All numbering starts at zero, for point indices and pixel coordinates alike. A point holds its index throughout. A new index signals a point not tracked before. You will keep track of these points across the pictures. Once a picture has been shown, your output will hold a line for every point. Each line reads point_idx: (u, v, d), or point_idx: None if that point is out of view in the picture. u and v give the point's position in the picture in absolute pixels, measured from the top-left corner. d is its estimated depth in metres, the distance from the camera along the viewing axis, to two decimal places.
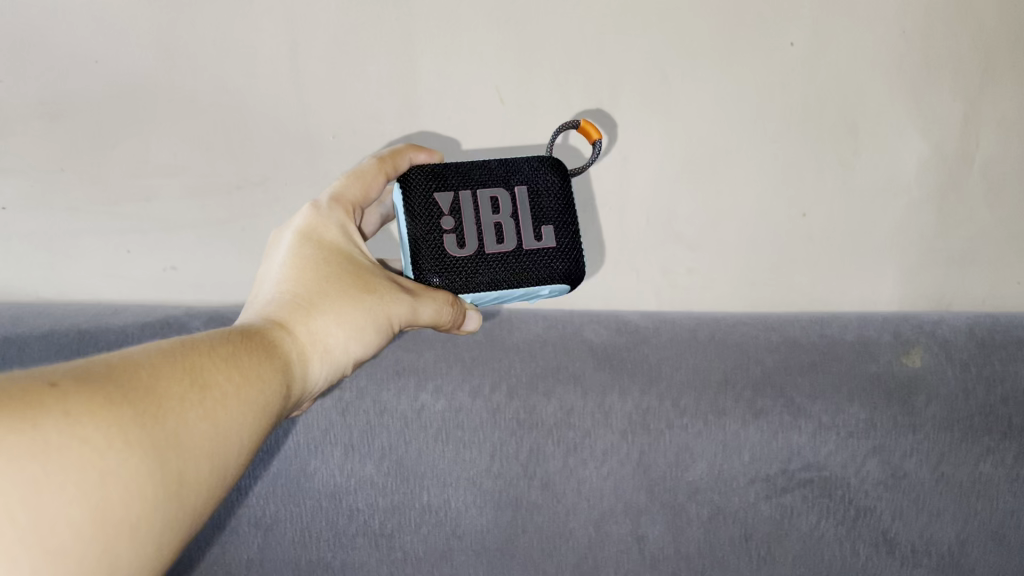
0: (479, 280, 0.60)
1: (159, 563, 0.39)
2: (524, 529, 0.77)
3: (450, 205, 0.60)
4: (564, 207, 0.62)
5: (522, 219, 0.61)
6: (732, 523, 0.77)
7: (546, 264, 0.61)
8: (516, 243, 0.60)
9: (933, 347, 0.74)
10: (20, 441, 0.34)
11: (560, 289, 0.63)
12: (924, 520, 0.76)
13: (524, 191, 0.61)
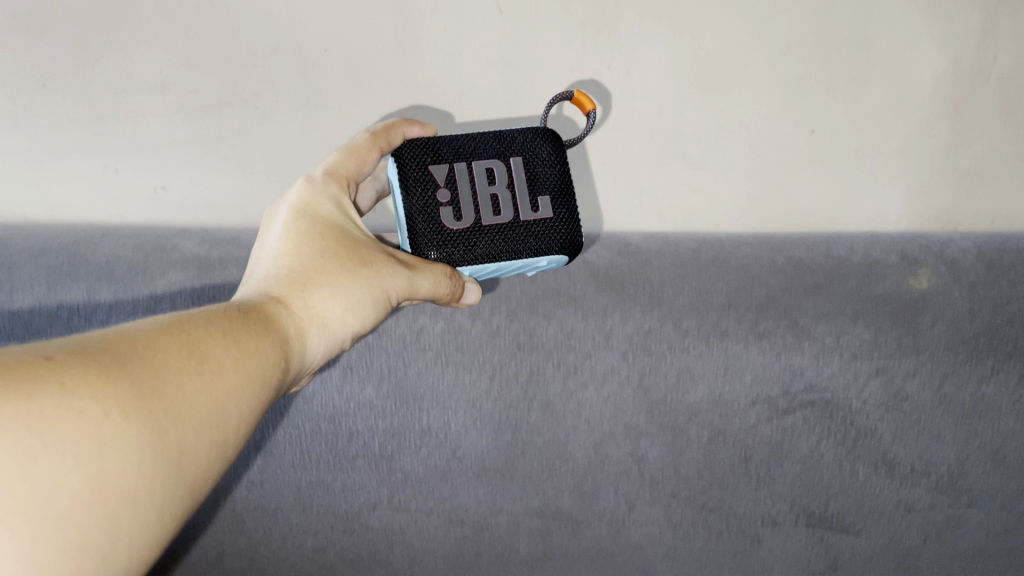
0: (476, 252, 0.60)
1: (162, 536, 0.39)
2: (524, 451, 0.77)
3: (445, 177, 0.60)
4: (561, 177, 0.62)
5: (518, 190, 0.60)
6: (733, 444, 0.77)
7: (543, 234, 0.60)
8: (513, 215, 0.60)
9: (941, 269, 0.73)
10: (17, 411, 0.33)
11: (559, 261, 0.63)
12: (924, 440, 0.76)
13: (519, 163, 0.61)
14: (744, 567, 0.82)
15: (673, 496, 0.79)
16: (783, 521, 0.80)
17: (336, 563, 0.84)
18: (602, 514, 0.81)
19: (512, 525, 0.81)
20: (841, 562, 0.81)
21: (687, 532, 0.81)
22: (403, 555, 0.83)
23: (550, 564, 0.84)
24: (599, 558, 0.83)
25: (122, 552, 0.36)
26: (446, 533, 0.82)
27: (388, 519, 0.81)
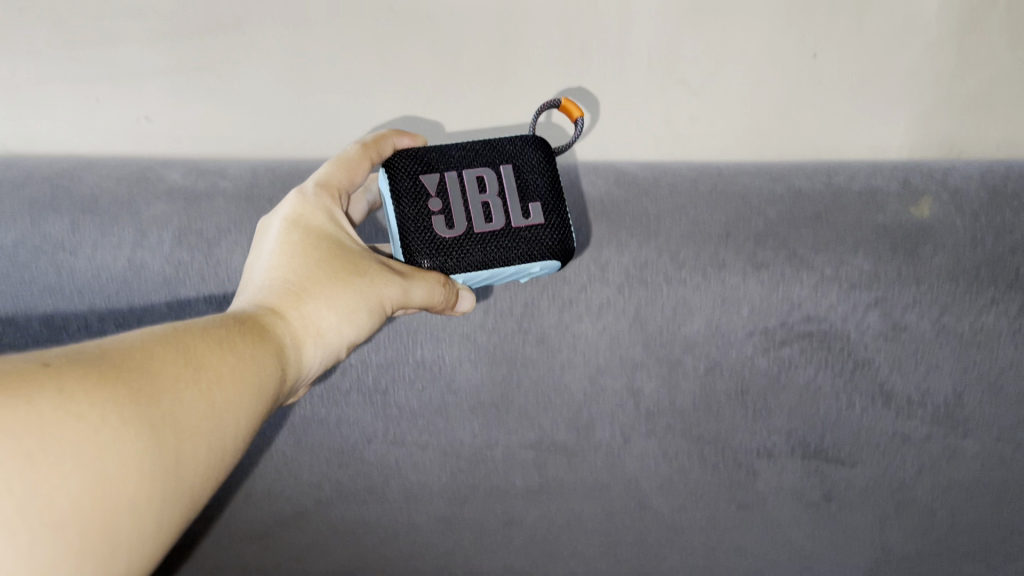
0: (469, 258, 0.62)
1: (161, 538, 0.41)
2: (519, 385, 0.77)
3: (437, 186, 0.61)
4: (550, 184, 0.64)
5: (508, 197, 0.62)
6: (729, 376, 0.76)
7: (534, 240, 0.63)
8: (505, 223, 0.62)
9: (942, 196, 0.71)
10: (16, 415, 0.35)
11: (551, 266, 0.65)
12: (922, 371, 0.75)
13: (508, 169, 0.63)
14: (740, 499, 0.82)
15: (669, 428, 0.79)
16: (779, 453, 0.80)
17: (331, 497, 0.82)
18: (598, 447, 0.80)
19: (508, 459, 0.80)
20: (837, 494, 0.81)
21: (683, 464, 0.81)
22: (398, 489, 0.82)
23: (547, 496, 0.83)
24: (596, 491, 0.83)
25: (122, 554, 0.38)
26: (441, 468, 0.81)
27: (384, 453, 0.80)
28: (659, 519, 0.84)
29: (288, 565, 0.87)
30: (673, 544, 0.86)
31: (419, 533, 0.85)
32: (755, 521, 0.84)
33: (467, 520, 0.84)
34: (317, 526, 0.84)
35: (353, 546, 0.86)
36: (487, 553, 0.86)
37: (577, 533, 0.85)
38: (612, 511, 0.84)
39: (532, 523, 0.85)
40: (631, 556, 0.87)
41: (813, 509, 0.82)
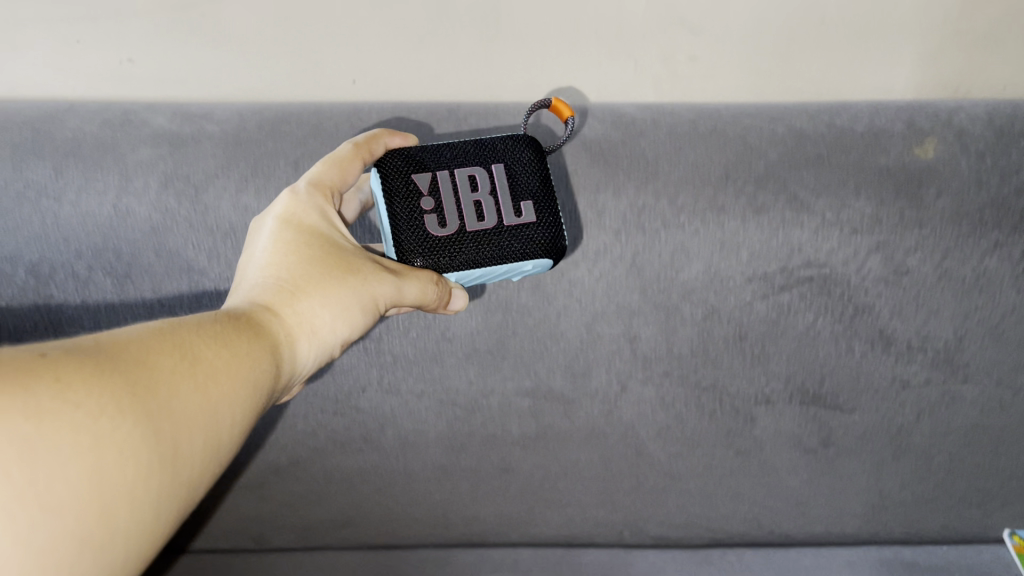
0: (461, 256, 0.64)
1: (157, 529, 0.42)
2: (514, 332, 0.76)
3: (429, 186, 0.64)
4: (541, 182, 0.66)
5: (500, 196, 0.65)
6: (727, 322, 0.75)
7: (526, 237, 0.64)
8: (496, 221, 0.64)
9: (948, 137, 0.71)
10: (15, 401, 0.36)
11: (544, 265, 0.66)
12: (923, 316, 0.74)
13: (500, 169, 0.65)
14: (738, 446, 0.82)
15: (667, 375, 0.78)
16: (777, 399, 0.79)
17: (326, 445, 0.82)
18: (594, 394, 0.79)
19: (503, 407, 0.80)
20: (835, 440, 0.81)
21: (680, 411, 0.80)
22: (394, 437, 0.82)
23: (544, 444, 0.82)
24: (592, 439, 0.82)
25: (119, 542, 0.39)
26: (437, 416, 0.80)
27: (379, 401, 0.79)
28: (656, 466, 0.84)
29: (284, 514, 0.87)
30: (669, 491, 0.85)
31: (415, 481, 0.85)
32: (753, 468, 0.83)
33: (464, 468, 0.84)
34: (313, 474, 0.84)
35: (349, 494, 0.86)
36: (483, 501, 0.86)
37: (573, 481, 0.85)
38: (609, 459, 0.83)
39: (529, 470, 0.84)
40: (627, 503, 0.87)
41: (810, 455, 0.82)
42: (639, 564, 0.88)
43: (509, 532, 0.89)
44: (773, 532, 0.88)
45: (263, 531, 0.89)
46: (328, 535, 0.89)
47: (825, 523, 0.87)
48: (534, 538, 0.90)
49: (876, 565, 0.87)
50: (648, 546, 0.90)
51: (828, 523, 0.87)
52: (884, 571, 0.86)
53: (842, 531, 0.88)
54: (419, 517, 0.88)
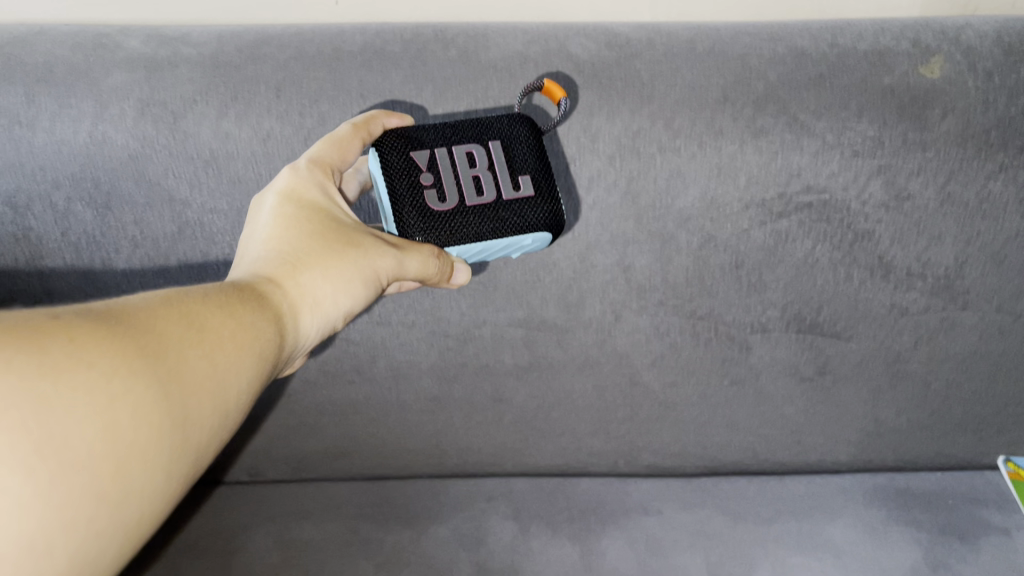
0: (463, 231, 0.62)
1: (167, 492, 0.41)
2: (506, 263, 0.74)
3: (427, 162, 0.62)
4: (538, 157, 0.64)
5: (499, 171, 0.63)
6: (724, 250, 0.73)
7: (526, 211, 0.63)
8: (496, 194, 0.62)
9: (955, 57, 0.68)
10: (28, 358, 0.35)
11: (544, 240, 0.64)
12: (924, 242, 0.73)
13: (497, 146, 0.64)
14: (733, 375, 0.81)
15: (661, 304, 0.77)
16: (774, 328, 0.78)
17: (318, 378, 0.81)
18: (588, 324, 0.78)
19: (496, 338, 0.79)
20: (831, 368, 0.80)
21: (675, 340, 0.79)
22: (385, 369, 0.81)
23: (537, 375, 0.82)
24: (586, 369, 0.81)
25: (132, 504, 0.38)
26: (429, 347, 0.79)
27: (370, 333, 0.78)
28: (650, 396, 0.83)
29: (277, 446, 0.87)
30: (664, 421, 0.85)
31: (408, 413, 0.84)
32: (748, 397, 0.83)
33: (457, 399, 0.83)
34: (304, 407, 0.83)
35: (342, 426, 0.85)
36: (477, 431, 0.86)
37: (567, 411, 0.85)
38: (603, 389, 0.83)
39: (522, 402, 0.84)
40: (621, 433, 0.86)
41: (806, 384, 0.82)
42: (632, 492, 0.88)
43: (503, 463, 0.89)
44: (767, 460, 0.88)
45: (256, 463, 0.88)
46: (322, 466, 0.89)
47: (819, 451, 0.87)
48: (528, 467, 0.90)
49: (869, 492, 0.87)
50: (642, 475, 0.90)
51: (823, 451, 0.87)
52: (876, 498, 0.87)
53: (837, 459, 0.88)
54: (412, 449, 0.87)
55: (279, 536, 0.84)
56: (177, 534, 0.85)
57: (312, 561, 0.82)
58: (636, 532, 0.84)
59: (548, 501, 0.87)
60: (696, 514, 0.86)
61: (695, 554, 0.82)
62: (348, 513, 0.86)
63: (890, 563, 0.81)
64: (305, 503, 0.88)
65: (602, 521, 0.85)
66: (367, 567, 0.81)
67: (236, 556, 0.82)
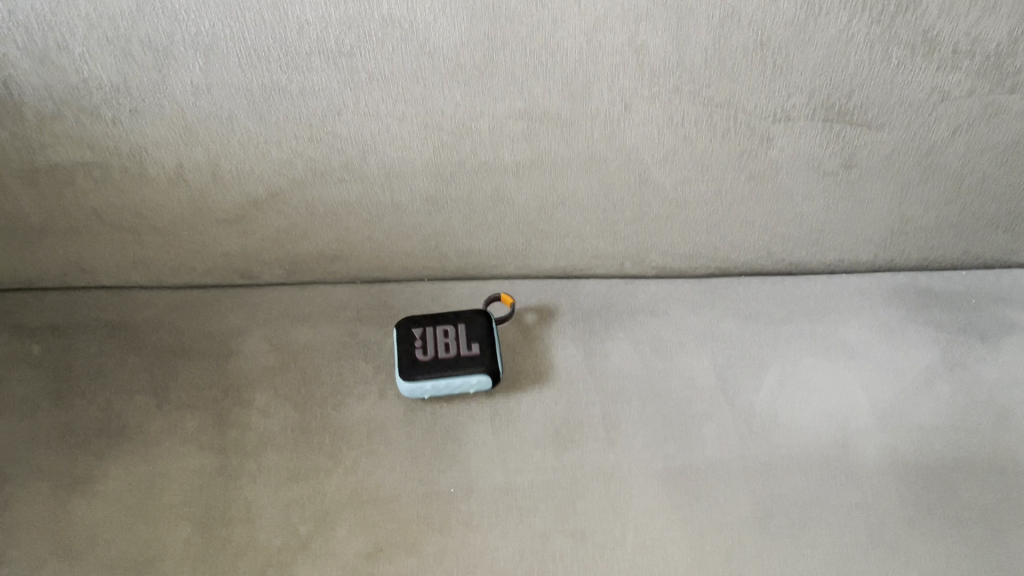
0: (453, 362, 0.76)
1: None
2: (504, 45, 0.66)
3: (454, 344, 0.77)
4: (460, 357, 0.76)
5: (461, 348, 0.77)
6: (748, 28, 0.65)
7: (468, 354, 0.76)
8: (484, 350, 0.77)
9: None
10: None
11: (483, 382, 0.76)
12: (976, 16, 0.64)
13: (460, 344, 0.77)
14: (751, 170, 0.75)
15: (676, 92, 0.70)
16: (798, 116, 0.71)
17: (305, 177, 0.76)
18: (595, 114, 0.71)
19: (495, 131, 0.72)
20: (856, 162, 0.75)
21: (689, 131, 0.72)
22: (377, 166, 0.75)
23: (539, 172, 0.75)
24: (592, 165, 0.75)
25: None
26: (423, 142, 0.73)
27: (358, 127, 0.72)
28: (661, 194, 0.77)
29: (269, 249, 0.82)
30: (675, 220, 0.79)
31: (403, 215, 0.79)
32: (766, 193, 0.77)
33: (454, 200, 0.78)
34: (293, 208, 0.78)
35: (335, 229, 0.80)
36: (477, 233, 0.81)
37: (572, 211, 0.79)
38: (610, 186, 0.77)
39: (524, 202, 0.78)
40: (630, 234, 0.81)
41: (829, 179, 0.76)
42: (639, 294, 0.84)
43: (507, 264, 0.84)
44: (783, 262, 0.83)
45: (249, 267, 0.83)
46: (319, 269, 0.84)
47: (838, 252, 0.82)
48: (531, 270, 0.85)
49: (888, 295, 0.83)
50: (650, 278, 0.85)
51: (842, 251, 0.82)
52: (896, 298, 0.83)
53: (856, 260, 0.83)
54: (410, 251, 0.83)
55: (276, 338, 0.82)
56: (173, 338, 0.82)
57: (309, 363, 0.80)
58: (642, 333, 0.82)
59: (552, 305, 0.84)
60: (705, 316, 0.82)
61: (702, 355, 0.80)
62: (346, 317, 0.84)
63: (905, 363, 0.79)
64: (301, 305, 0.85)
65: (607, 322, 0.82)
66: (368, 370, 0.80)
67: (233, 359, 0.81)
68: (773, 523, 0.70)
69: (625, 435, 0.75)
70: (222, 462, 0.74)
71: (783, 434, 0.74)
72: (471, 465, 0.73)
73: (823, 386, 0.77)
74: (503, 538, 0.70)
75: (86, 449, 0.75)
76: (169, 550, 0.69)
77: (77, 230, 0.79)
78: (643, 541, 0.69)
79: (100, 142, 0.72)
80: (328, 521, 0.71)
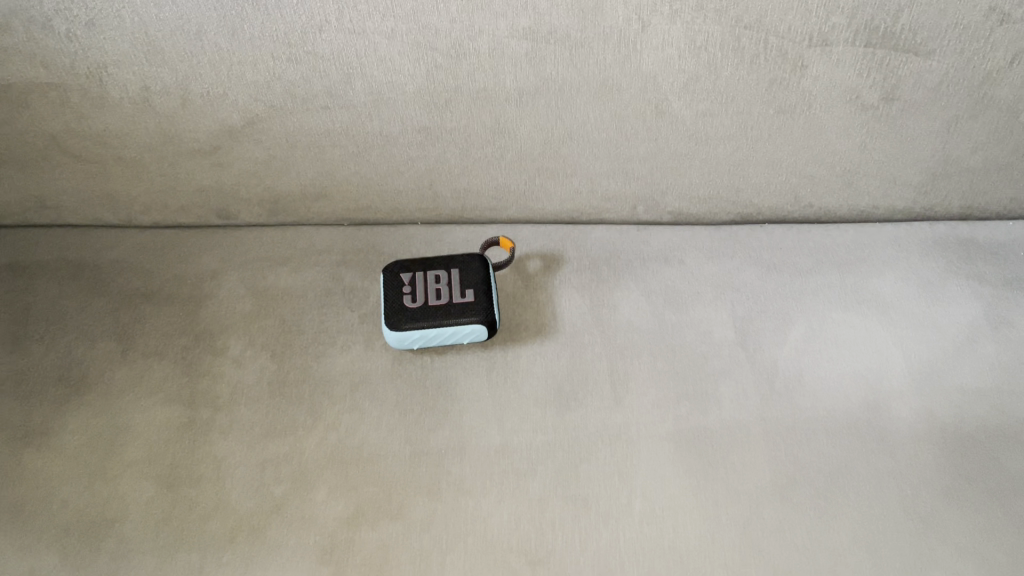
0: (445, 311, 0.69)
1: None
2: None
3: (447, 292, 0.70)
4: (454, 306, 0.69)
5: (454, 296, 0.70)
6: None
7: (462, 303, 0.69)
8: (480, 297, 0.70)
9: None
10: None
11: (478, 333, 0.69)
12: None
13: (454, 292, 0.70)
14: (780, 102, 0.68)
15: (700, 9, 0.62)
16: (837, 40, 0.63)
17: (284, 104, 0.68)
18: (608, 35, 0.63)
19: (495, 52, 0.64)
20: (899, 95, 0.67)
21: (713, 57, 0.65)
22: (363, 92, 0.67)
23: (544, 101, 0.68)
24: (604, 94, 0.67)
25: None
26: (415, 65, 0.65)
27: (342, 46, 0.64)
28: (679, 128, 0.69)
29: (247, 185, 0.74)
30: (694, 159, 0.72)
31: (393, 149, 0.71)
32: (797, 128, 0.69)
33: (449, 132, 0.70)
34: (272, 140, 0.71)
35: (318, 165, 0.73)
36: (475, 170, 0.73)
37: (580, 146, 0.71)
38: (623, 119, 0.69)
39: (527, 135, 0.70)
40: (644, 174, 0.73)
41: (868, 112, 0.68)
42: (652, 241, 0.77)
43: (507, 206, 0.76)
44: (811, 208, 0.76)
45: (225, 205, 0.76)
46: (301, 209, 0.77)
47: (872, 197, 0.75)
48: (533, 214, 0.77)
49: (926, 246, 0.76)
50: (664, 224, 0.78)
51: (877, 197, 0.75)
52: (934, 249, 0.76)
53: (892, 207, 0.76)
54: (401, 190, 0.75)
55: (253, 283, 0.75)
56: (142, 280, 0.75)
57: (289, 310, 0.73)
58: (655, 283, 0.74)
59: (556, 252, 0.77)
60: (725, 265, 0.75)
61: (721, 307, 0.72)
62: (330, 261, 0.76)
63: (945, 320, 0.71)
64: (281, 249, 0.77)
65: (617, 270, 0.75)
66: (353, 319, 0.73)
67: (206, 305, 0.74)
68: (796, 493, 0.63)
69: (634, 393, 0.68)
70: (191, 415, 0.68)
71: (808, 395, 0.67)
72: (464, 423, 0.67)
73: (854, 344, 0.70)
74: (497, 503, 0.63)
75: (43, 399, 0.68)
76: (130, 511, 0.63)
77: (34, 160, 0.71)
78: (651, 510, 0.63)
79: (54, 60, 0.64)
80: (306, 482, 0.64)
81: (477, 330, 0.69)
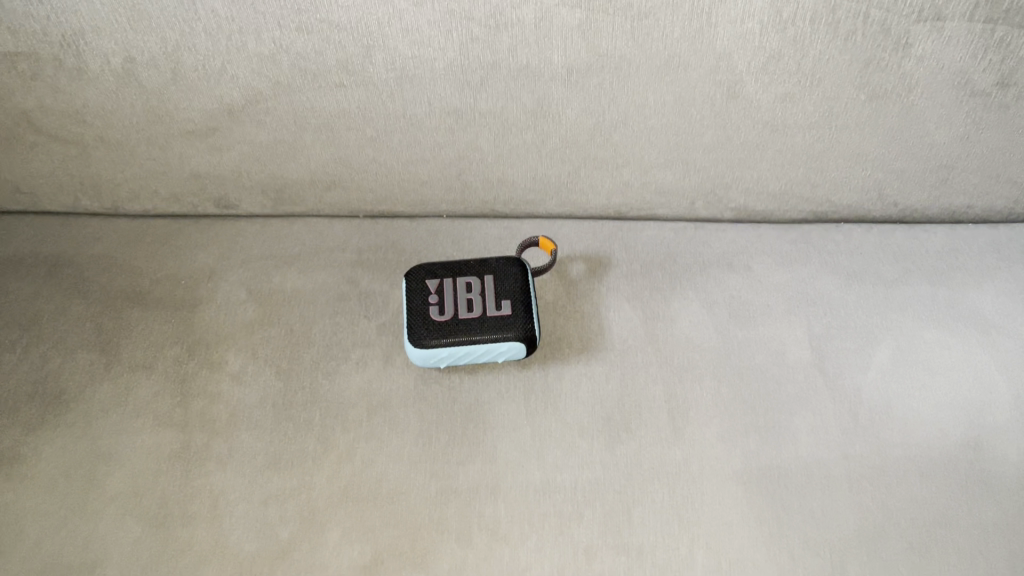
0: (478, 324, 0.60)
1: None
2: None
3: (481, 302, 0.61)
4: (489, 319, 0.60)
5: (488, 308, 0.61)
6: None
7: (498, 316, 0.60)
8: (518, 310, 0.61)
9: None
10: None
11: (516, 351, 0.60)
12: None
13: (488, 303, 0.61)
14: (875, 86, 0.57)
15: None
16: (952, 14, 0.53)
17: (292, 80, 0.58)
18: (678, 4, 0.53)
19: (542, 23, 0.54)
20: (1016, 80, 0.57)
21: (802, 31, 0.54)
22: (385, 68, 0.57)
23: (597, 82, 0.58)
24: (668, 75, 0.57)
25: None
26: (446, 38, 0.55)
27: (361, 13, 0.54)
28: (753, 115, 0.59)
29: (249, 172, 0.65)
30: (767, 150, 0.62)
31: (418, 134, 0.61)
32: (891, 116, 0.59)
33: (484, 116, 0.60)
34: (277, 122, 0.61)
35: (331, 151, 0.63)
36: (512, 160, 0.63)
37: (635, 134, 0.61)
38: (688, 103, 0.59)
39: (575, 120, 0.60)
40: (707, 166, 0.63)
41: (977, 99, 0.58)
42: (712, 243, 0.67)
43: (547, 200, 0.66)
44: (896, 207, 0.66)
45: (225, 194, 0.67)
46: (311, 199, 0.67)
47: (969, 197, 0.65)
48: (576, 209, 0.68)
49: None
50: (726, 222, 0.68)
51: (974, 196, 0.65)
52: None
53: (990, 208, 0.66)
54: (426, 181, 0.65)
55: (256, 286, 0.66)
56: (130, 280, 0.66)
57: (297, 318, 0.64)
58: (718, 293, 0.65)
59: (603, 253, 0.67)
60: (796, 273, 0.65)
61: (794, 323, 0.63)
62: (344, 261, 0.67)
63: None
64: (288, 245, 0.68)
65: (672, 277, 0.66)
66: (370, 329, 0.64)
67: (202, 311, 0.64)
68: (885, 546, 0.54)
69: (695, 422, 0.59)
70: (183, 441, 0.59)
71: (898, 429, 0.58)
72: (499, 456, 0.58)
73: (947, 369, 0.61)
74: (537, 553, 0.54)
75: (13, 418, 0.59)
76: (111, 555, 0.55)
77: (5, 140, 0.62)
78: (717, 565, 0.54)
79: (21, 25, 0.54)
80: (316, 523, 0.56)
81: (515, 348, 0.60)
